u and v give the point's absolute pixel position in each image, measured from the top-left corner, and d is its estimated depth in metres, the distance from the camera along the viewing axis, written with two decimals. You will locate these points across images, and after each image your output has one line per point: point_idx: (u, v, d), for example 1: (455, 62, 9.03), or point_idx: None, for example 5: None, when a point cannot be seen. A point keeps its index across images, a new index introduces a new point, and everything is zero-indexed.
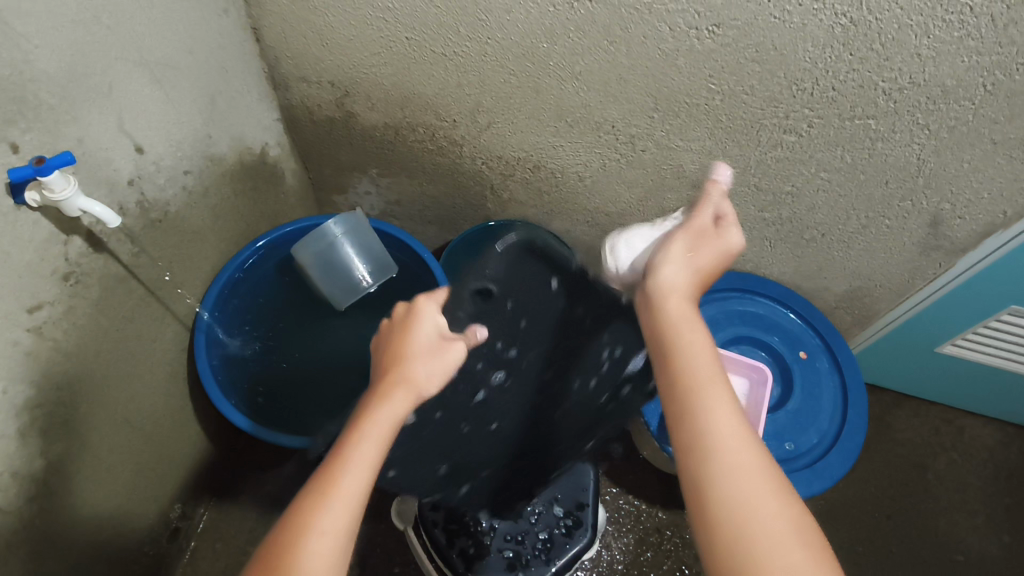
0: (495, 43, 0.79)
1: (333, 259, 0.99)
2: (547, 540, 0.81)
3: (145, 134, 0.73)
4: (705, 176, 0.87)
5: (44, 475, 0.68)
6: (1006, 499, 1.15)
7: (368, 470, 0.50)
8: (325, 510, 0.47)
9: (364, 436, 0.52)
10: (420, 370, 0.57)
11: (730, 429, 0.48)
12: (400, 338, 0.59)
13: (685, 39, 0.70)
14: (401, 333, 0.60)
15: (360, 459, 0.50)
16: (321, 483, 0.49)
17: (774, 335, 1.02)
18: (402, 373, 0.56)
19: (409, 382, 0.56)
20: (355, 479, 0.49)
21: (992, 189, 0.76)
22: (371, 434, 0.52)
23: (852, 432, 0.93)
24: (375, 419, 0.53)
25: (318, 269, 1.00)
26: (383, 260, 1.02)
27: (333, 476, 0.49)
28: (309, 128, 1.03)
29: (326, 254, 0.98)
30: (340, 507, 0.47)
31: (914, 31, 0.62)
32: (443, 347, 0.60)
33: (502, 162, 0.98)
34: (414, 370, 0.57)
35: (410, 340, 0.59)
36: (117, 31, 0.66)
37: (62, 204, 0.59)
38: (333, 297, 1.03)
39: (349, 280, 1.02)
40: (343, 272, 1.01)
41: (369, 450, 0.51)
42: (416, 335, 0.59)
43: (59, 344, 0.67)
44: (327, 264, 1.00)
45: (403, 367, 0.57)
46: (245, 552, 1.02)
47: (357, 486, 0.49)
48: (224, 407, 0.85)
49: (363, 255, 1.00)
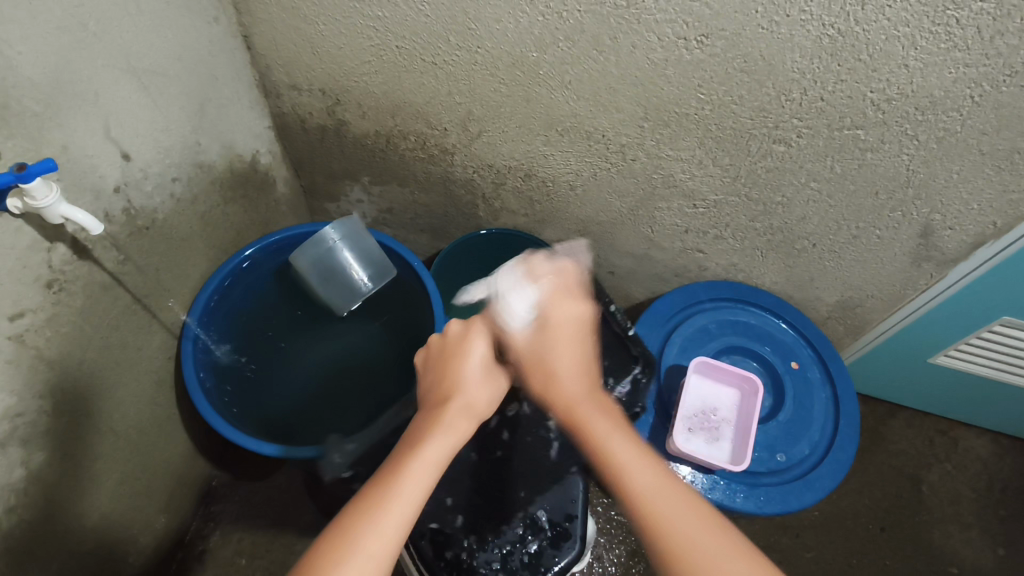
0: (485, 52, 0.79)
1: (333, 266, 1.00)
2: (536, 552, 0.78)
3: (131, 141, 0.73)
4: (695, 185, 0.87)
5: (25, 485, 0.67)
6: (1000, 510, 1.15)
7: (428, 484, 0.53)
8: (388, 520, 0.49)
9: (425, 458, 0.53)
10: (475, 399, 0.61)
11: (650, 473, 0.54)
12: (460, 362, 0.64)
13: (674, 49, 0.70)
14: (458, 356, 0.65)
15: (419, 480, 0.52)
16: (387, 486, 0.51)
17: (766, 345, 1.01)
18: (463, 398, 0.60)
19: (468, 409, 0.60)
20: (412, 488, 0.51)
21: (981, 201, 0.76)
22: (432, 454, 0.54)
23: (843, 444, 0.93)
24: (436, 436, 0.56)
25: (323, 270, 1.01)
26: (383, 265, 1.03)
27: (395, 487, 0.50)
28: (300, 135, 1.03)
29: (331, 256, 1.00)
30: (401, 517, 0.49)
31: (901, 42, 0.62)
32: (495, 382, 0.65)
33: (493, 171, 0.98)
34: (474, 395, 0.61)
35: (470, 364, 0.63)
36: (103, 38, 0.65)
37: (44, 211, 0.58)
38: (333, 300, 1.03)
39: (350, 283, 1.02)
40: (343, 279, 1.02)
41: (430, 472, 0.53)
42: (474, 361, 0.64)
43: (41, 353, 0.66)
44: (327, 271, 1.01)
45: (465, 392, 0.61)
46: (233, 563, 1.01)
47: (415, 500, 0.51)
48: (211, 418, 0.85)
49: (361, 260, 1.01)
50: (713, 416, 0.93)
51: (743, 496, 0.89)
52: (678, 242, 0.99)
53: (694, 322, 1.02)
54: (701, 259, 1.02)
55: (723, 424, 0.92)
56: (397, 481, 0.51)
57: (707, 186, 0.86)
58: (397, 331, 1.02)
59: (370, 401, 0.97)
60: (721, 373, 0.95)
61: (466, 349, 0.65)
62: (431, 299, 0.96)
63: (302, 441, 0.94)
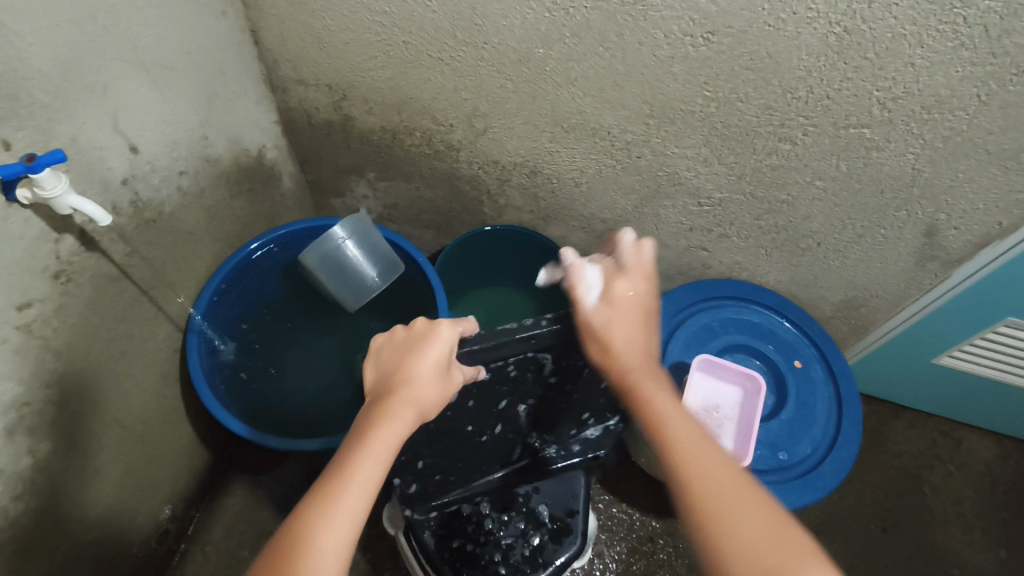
0: (492, 48, 0.79)
1: (341, 261, 0.97)
2: (537, 547, 0.79)
3: (139, 133, 0.73)
4: (700, 183, 0.87)
5: (31, 474, 0.68)
6: (1002, 512, 1.14)
7: (370, 489, 0.51)
8: (326, 532, 0.47)
9: (360, 460, 0.51)
10: (425, 395, 0.57)
11: (697, 446, 0.54)
12: (415, 352, 0.60)
13: (680, 46, 0.70)
14: (414, 348, 0.60)
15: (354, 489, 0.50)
16: (330, 489, 0.49)
17: (769, 343, 1.01)
18: (410, 392, 0.57)
19: (412, 404, 0.56)
20: (355, 492, 0.50)
21: (987, 200, 0.76)
22: (370, 453, 0.52)
23: (846, 443, 0.93)
24: (376, 436, 0.53)
25: (333, 268, 0.98)
26: (392, 263, 1.00)
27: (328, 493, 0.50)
28: (306, 130, 1.03)
29: (341, 256, 0.97)
30: (340, 524, 0.48)
31: (908, 41, 0.62)
32: (448, 381, 0.60)
33: (498, 167, 0.98)
34: (423, 390, 0.58)
35: (426, 357, 0.59)
36: (113, 31, 0.66)
37: (52, 201, 0.59)
38: (338, 292, 1.02)
39: (358, 281, 1.00)
40: (353, 274, 0.99)
41: (368, 474, 0.51)
42: (430, 353, 0.59)
43: (48, 342, 0.67)
44: (337, 266, 0.98)
45: (415, 385, 0.57)
46: (235, 554, 1.02)
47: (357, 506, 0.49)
48: (218, 414, 0.85)
49: (371, 254, 0.98)
50: (716, 413, 0.92)
51: None
52: (683, 240, 0.99)
53: (697, 320, 1.02)
54: (705, 257, 1.02)
55: (727, 422, 0.92)
56: (333, 484, 0.50)
57: (712, 184, 0.86)
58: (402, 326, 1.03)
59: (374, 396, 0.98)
60: (725, 370, 0.95)
61: (422, 342, 0.61)
62: (436, 294, 0.97)
63: (305, 434, 0.94)
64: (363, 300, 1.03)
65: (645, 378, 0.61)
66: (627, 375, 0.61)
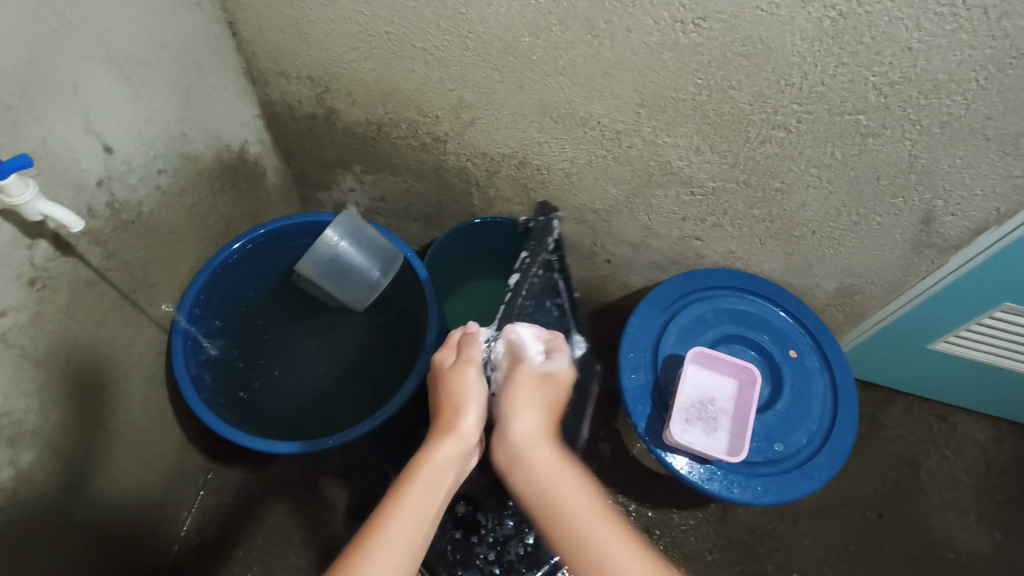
0: (477, 37, 0.77)
1: (340, 266, 0.96)
2: (532, 545, 0.79)
3: (113, 133, 0.71)
4: (693, 172, 0.85)
5: (14, 485, 0.67)
6: (997, 495, 1.15)
7: (423, 502, 0.54)
8: (383, 546, 0.50)
9: (415, 478, 0.55)
10: (474, 420, 0.61)
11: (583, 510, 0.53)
12: (457, 383, 0.64)
13: (670, 33, 0.68)
14: (455, 377, 0.65)
15: (399, 534, 0.51)
16: (382, 511, 0.53)
17: (764, 334, 0.99)
18: (454, 425, 0.60)
19: (450, 421, 0.61)
20: (407, 508, 0.53)
21: (985, 186, 0.74)
22: (418, 480, 0.55)
23: (842, 433, 0.92)
24: (429, 450, 0.58)
25: (331, 275, 0.97)
26: (389, 258, 0.98)
27: (391, 504, 0.53)
28: (290, 124, 1.01)
29: (337, 261, 0.96)
30: (386, 560, 0.49)
31: (905, 24, 0.60)
32: (464, 376, 0.65)
33: (487, 159, 0.96)
34: (469, 419, 0.61)
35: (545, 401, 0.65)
36: (80, 27, 0.63)
37: (21, 208, 0.57)
38: (343, 296, 1.00)
39: (361, 283, 0.99)
40: (355, 276, 0.98)
41: (412, 499, 0.53)
42: (469, 383, 0.64)
43: (26, 351, 0.65)
44: (333, 271, 0.97)
45: (459, 421, 0.60)
46: (230, 555, 1.01)
47: (412, 520, 0.52)
48: (205, 417, 0.83)
49: (365, 252, 0.97)
50: (711, 406, 0.91)
51: (740, 487, 0.88)
52: (676, 230, 0.97)
53: (690, 311, 1.00)
54: (698, 247, 1.00)
55: (721, 415, 0.91)
56: (386, 519, 0.52)
57: (705, 173, 0.85)
58: (392, 323, 1.02)
59: (365, 396, 0.97)
60: (718, 362, 0.93)
61: (456, 368, 0.66)
62: (426, 293, 0.95)
63: (295, 435, 0.94)
64: (366, 303, 1.02)
65: (559, 476, 0.56)
66: (539, 477, 0.56)
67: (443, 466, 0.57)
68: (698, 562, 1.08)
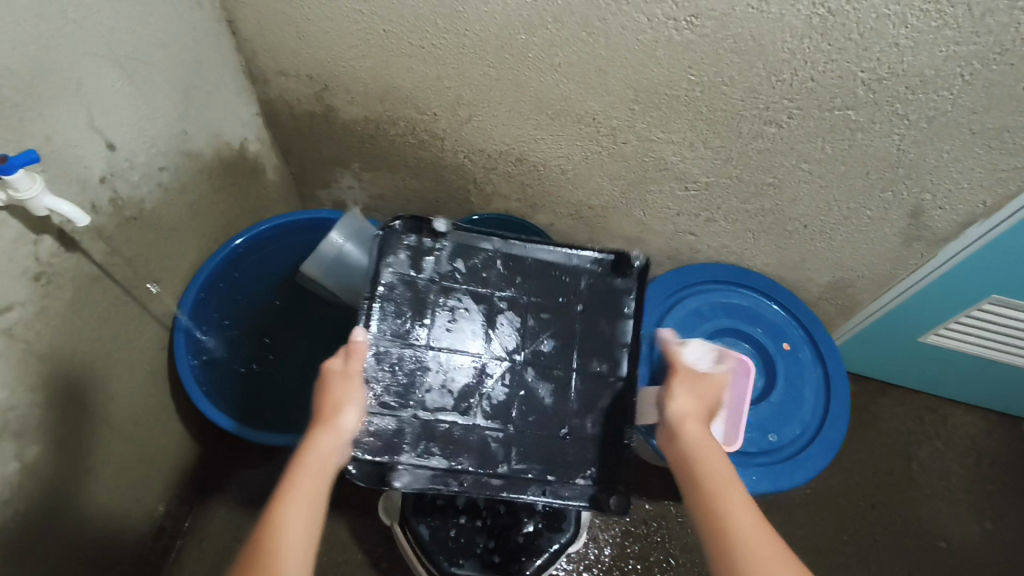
0: (474, 35, 0.78)
1: (344, 263, 0.97)
2: (531, 534, 0.80)
3: (116, 131, 0.72)
4: (687, 168, 0.87)
5: (19, 478, 0.67)
6: (988, 485, 1.17)
7: (308, 515, 0.54)
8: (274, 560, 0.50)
9: (296, 492, 0.54)
10: (351, 421, 0.61)
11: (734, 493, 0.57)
12: (340, 389, 0.62)
13: (664, 30, 0.69)
14: (338, 382, 0.62)
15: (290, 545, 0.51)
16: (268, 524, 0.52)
17: (757, 326, 1.01)
18: (334, 426, 0.60)
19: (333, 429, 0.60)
20: (297, 518, 0.53)
21: (972, 180, 0.76)
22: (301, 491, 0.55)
23: (834, 423, 0.94)
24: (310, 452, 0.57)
25: (336, 274, 0.98)
26: None
27: (277, 517, 0.53)
28: (288, 122, 1.02)
29: (342, 258, 0.96)
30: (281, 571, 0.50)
31: (892, 21, 0.62)
32: (347, 383, 0.63)
33: (483, 155, 0.97)
34: (345, 419, 0.61)
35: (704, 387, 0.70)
36: (83, 26, 0.64)
37: (28, 202, 0.58)
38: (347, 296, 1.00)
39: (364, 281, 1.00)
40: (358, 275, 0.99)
41: (301, 509, 0.54)
42: (352, 392, 0.62)
43: (31, 346, 0.66)
44: (337, 270, 0.98)
45: (337, 420, 0.60)
46: (231, 549, 1.02)
47: (304, 533, 0.53)
48: (207, 411, 0.84)
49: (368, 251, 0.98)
50: None
51: None
52: (670, 225, 0.99)
53: (685, 304, 1.01)
54: (693, 242, 1.02)
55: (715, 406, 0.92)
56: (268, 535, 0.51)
57: (699, 169, 0.86)
58: None
59: None
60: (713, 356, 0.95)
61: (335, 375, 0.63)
62: None
63: (295, 429, 0.95)
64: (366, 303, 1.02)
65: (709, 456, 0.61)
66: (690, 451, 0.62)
67: (318, 465, 0.57)
68: (695, 553, 1.09)
